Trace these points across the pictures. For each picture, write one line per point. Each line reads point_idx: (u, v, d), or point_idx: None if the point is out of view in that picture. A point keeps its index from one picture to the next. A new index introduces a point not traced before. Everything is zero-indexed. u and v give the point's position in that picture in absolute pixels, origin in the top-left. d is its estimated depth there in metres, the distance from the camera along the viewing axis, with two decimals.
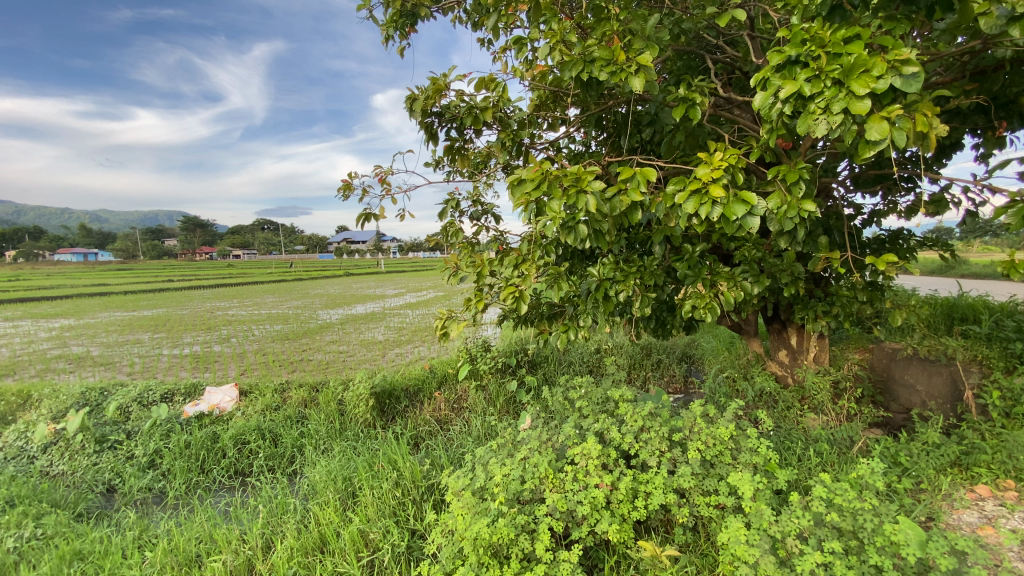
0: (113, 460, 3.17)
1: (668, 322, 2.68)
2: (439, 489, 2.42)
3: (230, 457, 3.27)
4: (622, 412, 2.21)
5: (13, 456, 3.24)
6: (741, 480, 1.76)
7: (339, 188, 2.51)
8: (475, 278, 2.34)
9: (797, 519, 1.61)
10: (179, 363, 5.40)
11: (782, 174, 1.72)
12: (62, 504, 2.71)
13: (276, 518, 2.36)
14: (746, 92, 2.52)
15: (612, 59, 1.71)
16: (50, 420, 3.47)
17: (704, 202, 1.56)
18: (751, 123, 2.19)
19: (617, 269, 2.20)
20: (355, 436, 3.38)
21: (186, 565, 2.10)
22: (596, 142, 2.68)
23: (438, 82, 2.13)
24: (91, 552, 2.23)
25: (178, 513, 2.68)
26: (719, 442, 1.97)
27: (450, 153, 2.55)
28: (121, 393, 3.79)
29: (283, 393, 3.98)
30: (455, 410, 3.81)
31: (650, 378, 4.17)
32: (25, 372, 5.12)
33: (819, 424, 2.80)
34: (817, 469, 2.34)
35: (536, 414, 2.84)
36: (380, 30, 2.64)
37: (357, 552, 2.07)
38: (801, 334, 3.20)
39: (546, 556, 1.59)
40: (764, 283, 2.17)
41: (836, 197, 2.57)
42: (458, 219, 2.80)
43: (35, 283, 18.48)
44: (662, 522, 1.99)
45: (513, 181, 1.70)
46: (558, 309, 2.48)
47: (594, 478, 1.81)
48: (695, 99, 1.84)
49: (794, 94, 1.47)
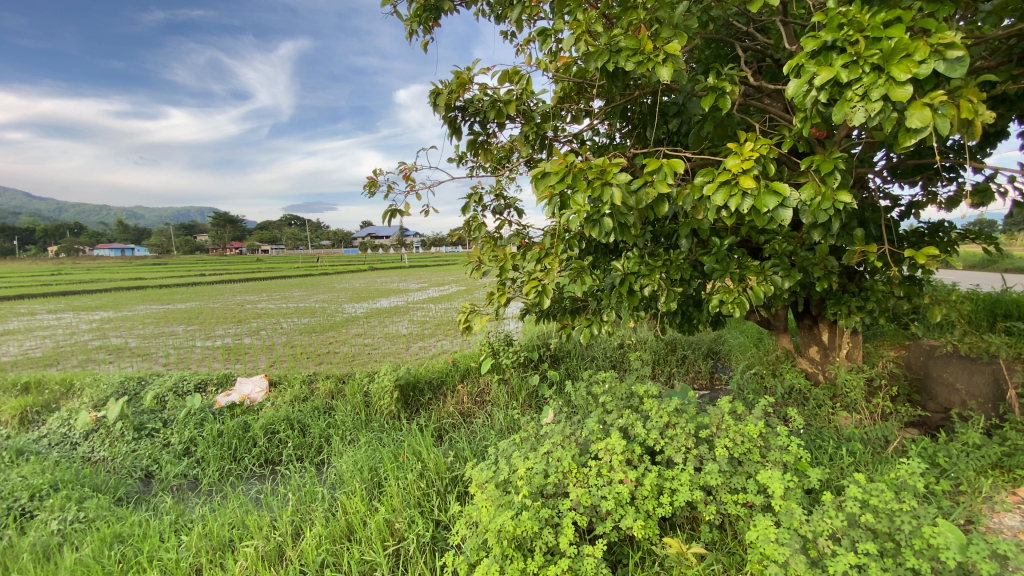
0: (151, 447, 3.29)
1: (694, 317, 2.63)
2: (463, 481, 2.44)
3: (260, 446, 3.36)
4: (647, 407, 2.16)
5: (57, 442, 3.40)
6: (770, 478, 1.71)
7: (365, 184, 2.55)
8: (498, 272, 2.34)
9: (830, 519, 1.56)
10: (211, 354, 5.59)
11: (816, 164, 1.65)
12: (104, 489, 2.83)
13: (305, 505, 2.42)
14: (778, 80, 2.45)
15: (639, 48, 1.68)
16: (91, 408, 3.64)
17: (734, 194, 1.53)
18: (783, 112, 2.11)
19: (642, 262, 2.16)
20: (380, 427, 3.44)
21: (220, 549, 2.18)
22: (621, 133, 2.64)
23: (461, 75, 2.13)
24: (130, 535, 2.32)
25: (211, 499, 2.76)
26: (748, 440, 1.92)
27: (472, 147, 2.55)
28: (157, 383, 3.94)
29: (310, 384, 4.08)
30: (477, 403, 3.84)
31: (675, 374, 4.13)
32: (68, 362, 5.36)
33: (851, 423, 2.71)
34: (850, 469, 2.27)
35: (558, 408, 2.84)
36: (403, 25, 2.66)
37: (384, 540, 2.10)
38: (833, 330, 3.10)
39: (570, 550, 1.58)
40: (796, 277, 2.10)
41: (873, 188, 2.48)
42: (481, 213, 2.81)
43: (73, 277, 18.88)
44: (688, 519, 1.97)
45: (538, 173, 1.70)
46: (581, 303, 2.47)
47: (619, 473, 1.79)
48: (725, 88, 1.78)
49: (831, 81, 1.41)
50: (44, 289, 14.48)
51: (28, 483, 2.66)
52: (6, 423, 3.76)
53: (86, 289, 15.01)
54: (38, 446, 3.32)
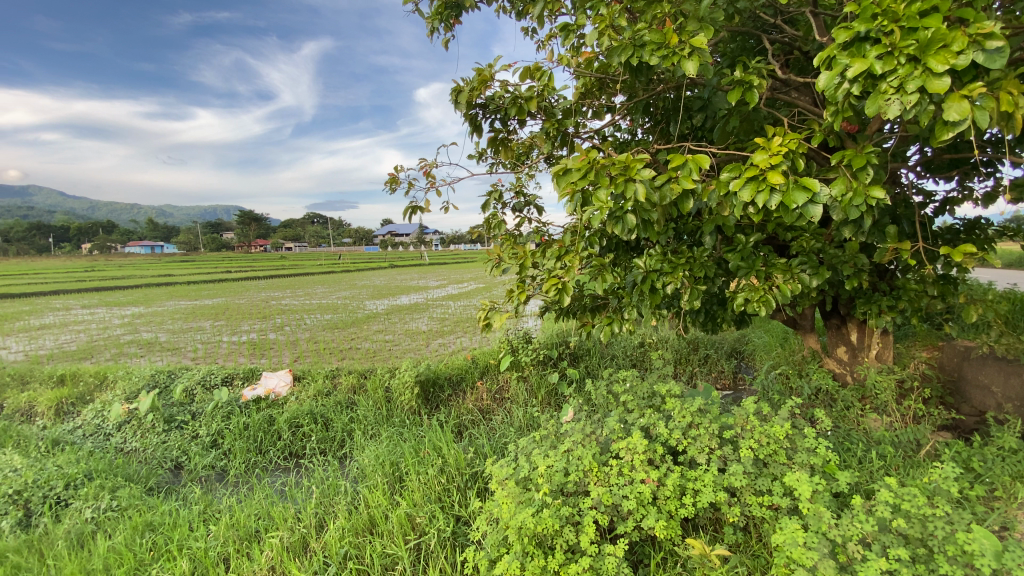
0: (180, 438, 3.39)
1: (718, 316, 2.58)
2: (483, 478, 2.46)
3: (284, 439, 3.43)
4: (669, 407, 2.13)
5: (92, 432, 3.53)
6: (797, 480, 1.68)
7: (387, 182, 2.57)
8: (518, 269, 2.33)
9: (860, 524, 1.52)
10: (237, 349, 5.72)
11: (847, 159, 1.61)
12: (136, 478, 2.93)
13: (328, 498, 2.46)
14: (806, 73, 2.39)
15: (664, 43, 1.65)
16: (124, 400, 3.77)
17: (761, 190, 1.49)
18: (812, 106, 2.06)
19: (665, 260, 2.12)
20: (401, 422, 3.48)
21: (246, 539, 2.23)
22: (643, 129, 2.61)
23: (483, 72, 2.12)
24: (160, 524, 2.39)
25: (238, 490, 2.83)
26: (773, 441, 1.88)
27: (493, 144, 2.54)
28: (186, 376, 4.05)
29: (333, 379, 4.15)
30: (496, 400, 3.84)
31: (697, 373, 4.07)
32: (101, 355, 5.55)
33: (882, 426, 2.63)
34: (880, 472, 2.21)
35: (578, 406, 2.83)
36: (425, 23, 2.67)
37: (405, 534, 2.12)
38: (862, 330, 3.01)
39: (591, 549, 1.57)
40: (824, 275, 2.04)
41: (906, 183, 2.39)
42: (501, 210, 2.81)
43: (107, 274, 19.60)
44: (710, 521, 1.94)
45: (559, 170, 1.68)
46: (601, 301, 2.46)
47: (640, 473, 1.77)
48: (752, 81, 1.74)
49: (864, 73, 1.37)
50: (80, 286, 14.99)
51: (64, 472, 2.76)
52: (44, 414, 3.91)
53: (120, 285, 15.49)
54: (74, 437, 3.44)
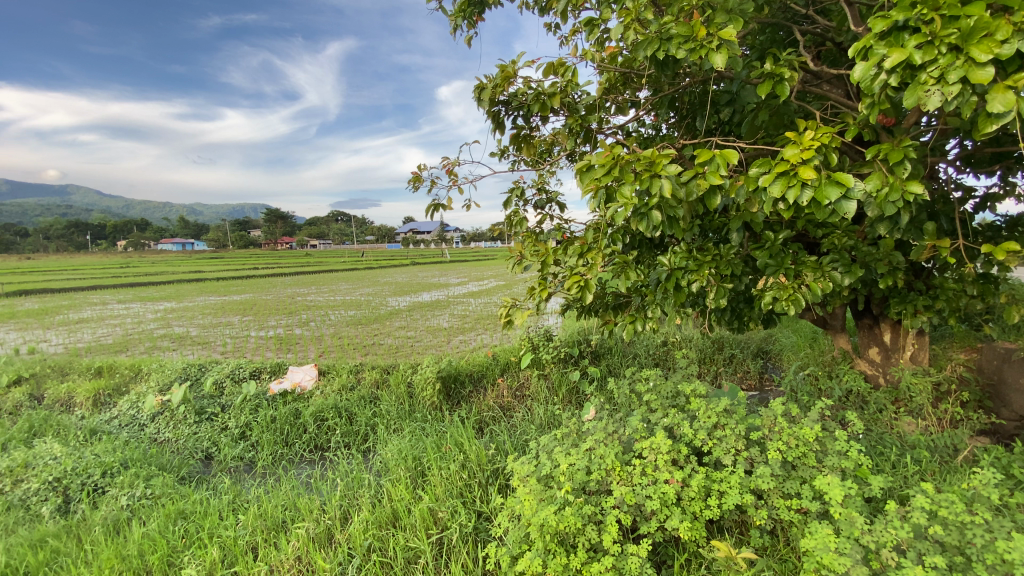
0: (210, 430, 3.50)
1: (744, 315, 2.53)
2: (504, 474, 2.46)
3: (310, 433, 3.50)
4: (694, 407, 2.09)
5: (127, 422, 3.66)
6: (828, 484, 1.63)
7: (410, 180, 2.59)
8: (539, 266, 2.32)
9: (894, 530, 1.47)
10: (265, 344, 5.86)
11: (883, 153, 1.56)
12: (168, 468, 3.03)
13: (352, 490, 2.50)
14: (838, 65, 2.32)
15: (691, 36, 1.62)
16: (158, 392, 3.90)
17: (792, 185, 1.45)
18: (845, 99, 1.99)
19: (690, 257, 2.08)
20: (423, 417, 3.51)
21: (273, 529, 2.28)
22: (668, 124, 2.57)
23: (506, 69, 2.12)
24: (192, 512, 2.47)
25: (266, 481, 2.90)
26: (802, 443, 1.83)
27: (515, 141, 2.54)
28: (216, 369, 4.16)
29: (357, 374, 4.22)
30: (517, 397, 3.84)
31: (722, 373, 4.00)
32: (136, 349, 5.75)
33: (916, 430, 2.55)
34: (915, 478, 2.14)
35: (600, 405, 2.81)
36: (448, 20, 2.68)
37: (427, 529, 2.14)
38: (897, 330, 2.91)
39: (613, 548, 1.56)
40: (857, 273, 1.98)
41: (945, 179, 2.30)
42: (523, 207, 2.80)
43: (141, 270, 20.30)
44: (736, 523, 1.91)
45: (583, 166, 1.68)
46: (624, 299, 2.44)
47: (664, 473, 1.74)
48: (783, 74, 1.69)
49: (902, 63, 1.32)
50: (115, 281, 15.54)
51: (101, 460, 2.87)
52: (83, 404, 4.07)
53: (153, 281, 16.02)
54: (111, 427, 3.58)
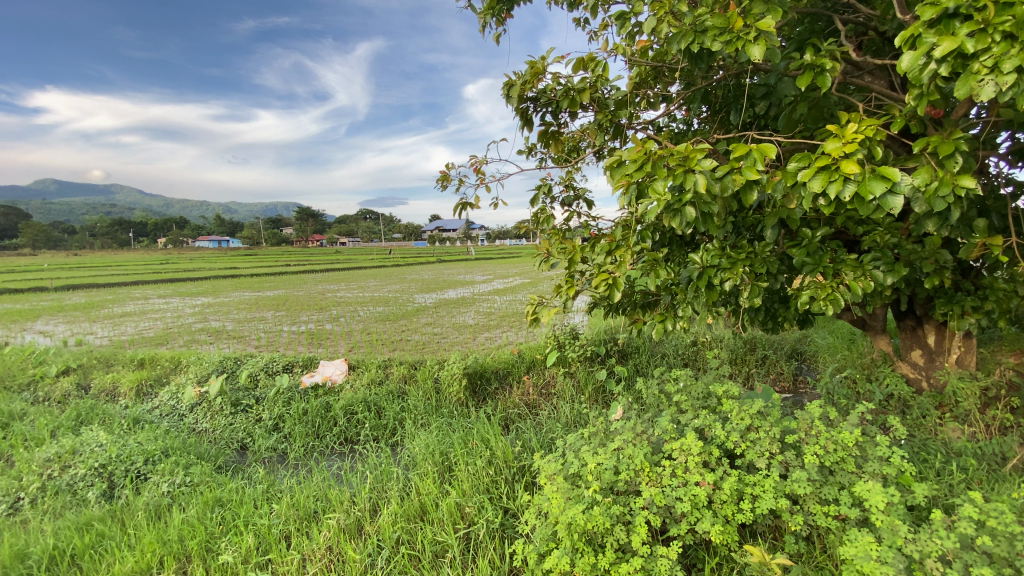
0: (245, 421, 3.61)
1: (779, 314, 2.46)
2: (531, 471, 2.45)
3: (340, 426, 3.57)
4: (726, 408, 2.04)
5: (168, 412, 3.81)
6: (868, 490, 1.57)
7: (437, 178, 2.61)
8: (567, 264, 2.29)
9: (940, 540, 1.41)
10: (297, 338, 6.00)
11: (932, 146, 1.49)
12: (206, 457, 3.14)
13: (381, 483, 2.54)
14: (881, 55, 2.22)
15: (727, 27, 1.58)
16: (196, 383, 4.05)
17: (834, 180, 1.40)
18: (890, 90, 1.91)
19: (723, 255, 2.03)
20: (450, 413, 3.54)
21: (305, 519, 2.33)
22: (701, 118, 2.51)
23: (535, 65, 2.11)
24: (228, 500, 2.55)
25: (298, 472, 2.97)
26: (841, 448, 1.77)
27: (543, 138, 2.52)
28: (251, 362, 4.29)
29: (386, 368, 4.28)
30: (543, 395, 3.83)
31: (754, 374, 3.90)
32: (176, 342, 5.98)
33: (963, 437, 2.43)
34: (962, 486, 2.04)
35: (627, 405, 2.78)
36: (477, 18, 2.68)
37: (455, 523, 2.16)
38: (941, 333, 2.78)
39: (643, 550, 1.54)
40: (901, 273, 1.89)
41: (997, 173, 2.18)
42: (550, 205, 2.78)
43: (179, 266, 21.08)
44: (770, 527, 1.86)
45: (614, 162, 1.67)
46: (653, 298, 2.40)
47: (695, 475, 1.71)
48: (824, 65, 1.63)
49: (953, 51, 1.25)
50: (155, 277, 16.28)
51: (144, 448, 3.00)
52: (127, 394, 4.25)
53: (190, 277, 16.64)
54: (152, 416, 3.74)
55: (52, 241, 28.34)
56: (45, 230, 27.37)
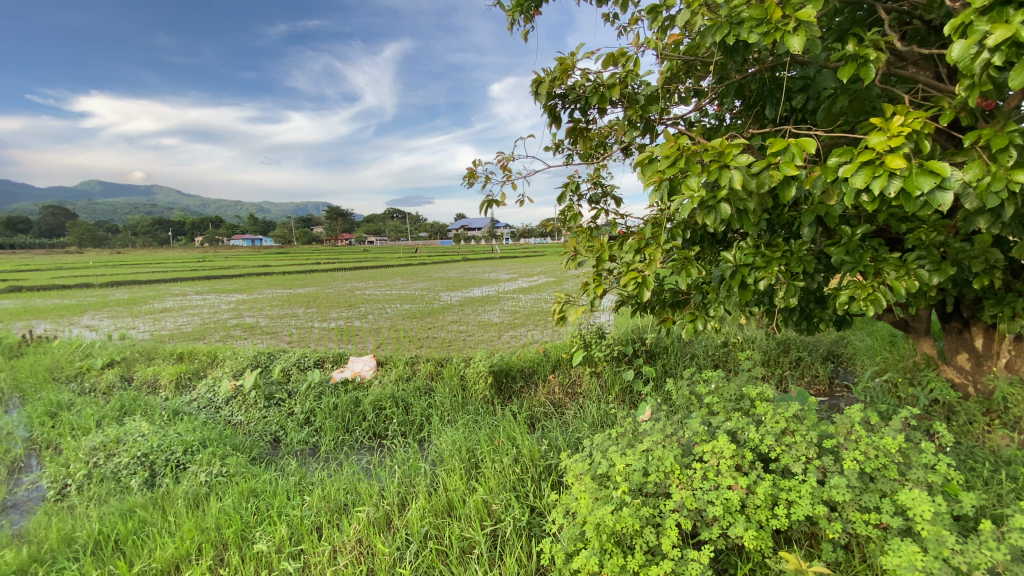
0: (278, 414, 3.71)
1: (815, 315, 2.38)
2: (558, 470, 2.44)
3: (369, 420, 3.64)
4: (760, 410, 1.99)
5: (205, 404, 3.95)
6: (912, 498, 1.51)
7: (464, 176, 2.62)
8: (594, 262, 2.27)
9: (990, 552, 1.34)
10: (327, 335, 6.13)
11: (984, 139, 1.41)
12: (242, 448, 3.24)
13: (409, 478, 2.58)
14: (927, 45, 2.12)
15: (765, 18, 1.53)
16: (232, 376, 4.18)
17: (878, 175, 1.34)
18: (938, 81, 1.82)
19: (757, 253, 1.97)
20: (475, 410, 3.56)
21: (336, 512, 2.38)
22: (734, 112, 2.45)
23: (565, 61, 2.09)
24: (262, 491, 2.63)
25: (328, 465, 3.04)
26: (883, 454, 1.70)
27: (572, 135, 2.50)
28: (284, 357, 4.40)
29: (413, 365, 4.34)
30: (569, 394, 3.81)
31: (788, 376, 3.80)
32: (212, 337, 6.18)
33: (1014, 445, 2.31)
34: (1013, 497, 1.94)
35: (656, 406, 2.74)
36: (506, 16, 2.67)
37: (482, 520, 2.18)
38: (990, 336, 2.65)
39: (673, 553, 1.51)
40: (948, 272, 1.81)
41: None
42: (577, 202, 2.76)
43: (216, 264, 21.87)
44: (806, 534, 1.81)
45: (645, 158, 1.65)
46: (683, 297, 2.35)
47: (727, 478, 1.67)
48: (867, 55, 1.57)
49: (1008, 39, 1.18)
50: (193, 273, 16.98)
51: (183, 439, 3.11)
52: (167, 386, 4.42)
53: (226, 274, 17.26)
54: (191, 408, 3.88)
55: (97, 240, 29.72)
56: (92, 229, 28.78)
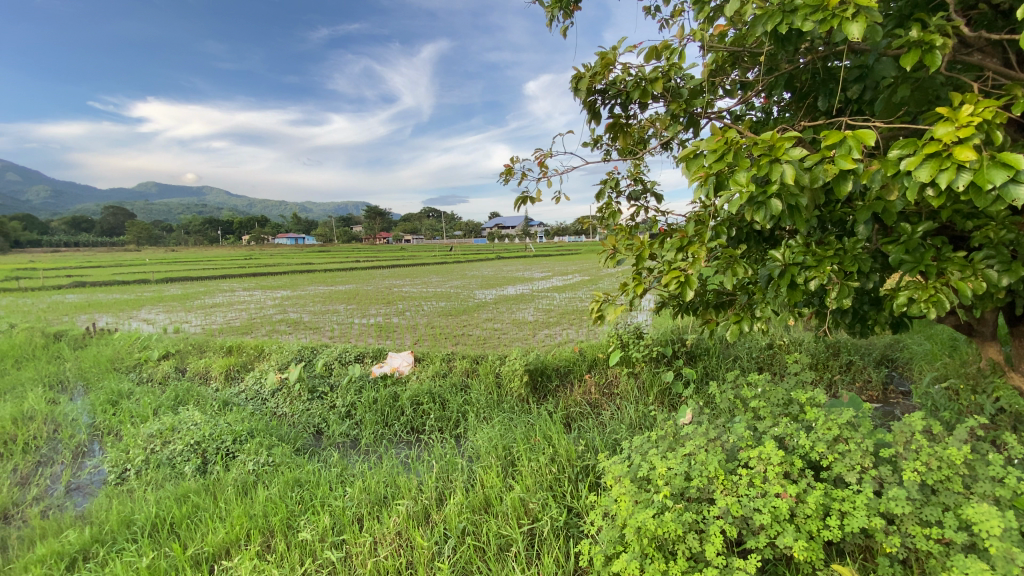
0: (321, 407, 3.83)
1: (869, 317, 2.26)
2: (595, 472, 2.41)
3: (407, 415, 3.70)
4: (811, 416, 1.91)
5: (252, 396, 4.12)
6: (980, 514, 1.41)
7: (502, 173, 2.61)
8: (634, 260, 2.22)
9: None
10: (366, 331, 6.27)
11: None
12: (287, 439, 3.36)
13: (446, 473, 2.61)
14: (996, 30, 1.97)
15: (821, 5, 1.45)
16: (277, 369, 4.34)
17: (945, 168, 1.26)
18: (1010, 68, 1.69)
19: (808, 252, 1.89)
20: (511, 408, 3.57)
21: (376, 504, 2.44)
22: (783, 104, 2.34)
23: (606, 56, 2.05)
24: (306, 481, 2.71)
25: (368, 458, 3.11)
26: (947, 465, 1.60)
27: (611, 130, 2.46)
28: (326, 352, 4.53)
29: (449, 362, 4.39)
30: (606, 394, 3.77)
31: (838, 381, 3.63)
32: (259, 331, 6.44)
33: None
34: None
35: (697, 409, 2.67)
36: (545, 13, 2.65)
37: (519, 518, 2.18)
38: None
39: (717, 560, 1.47)
40: (1019, 273, 1.68)
41: None
42: (616, 199, 2.72)
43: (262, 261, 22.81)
44: (859, 547, 1.73)
45: (690, 153, 1.61)
46: (727, 297, 2.27)
47: (776, 486, 1.60)
48: (933, 41, 1.47)
49: None
50: (240, 270, 17.77)
51: (232, 429, 3.25)
52: (217, 377, 4.63)
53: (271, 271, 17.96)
54: (239, 400, 4.06)
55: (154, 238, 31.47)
56: (149, 228, 30.50)
